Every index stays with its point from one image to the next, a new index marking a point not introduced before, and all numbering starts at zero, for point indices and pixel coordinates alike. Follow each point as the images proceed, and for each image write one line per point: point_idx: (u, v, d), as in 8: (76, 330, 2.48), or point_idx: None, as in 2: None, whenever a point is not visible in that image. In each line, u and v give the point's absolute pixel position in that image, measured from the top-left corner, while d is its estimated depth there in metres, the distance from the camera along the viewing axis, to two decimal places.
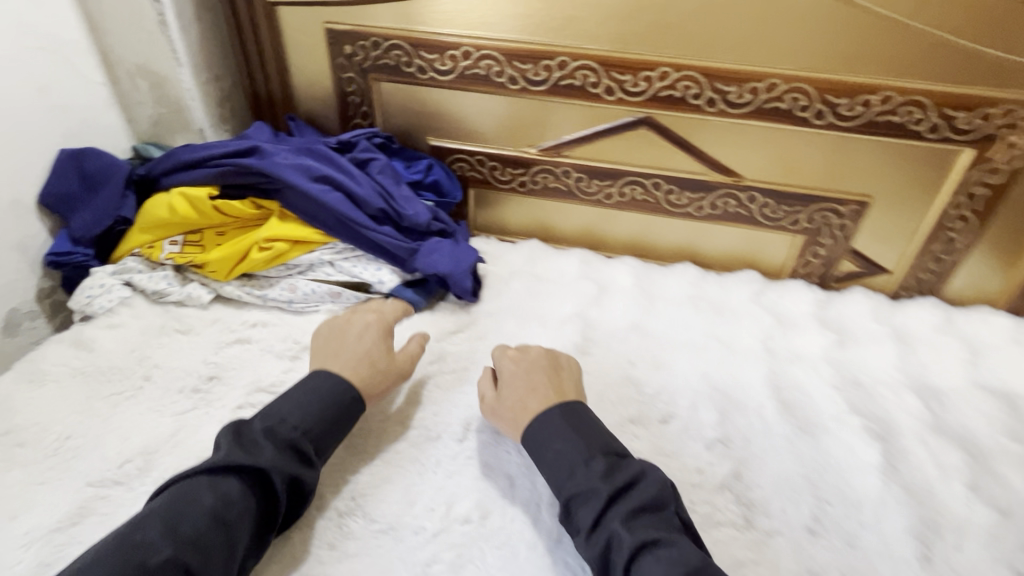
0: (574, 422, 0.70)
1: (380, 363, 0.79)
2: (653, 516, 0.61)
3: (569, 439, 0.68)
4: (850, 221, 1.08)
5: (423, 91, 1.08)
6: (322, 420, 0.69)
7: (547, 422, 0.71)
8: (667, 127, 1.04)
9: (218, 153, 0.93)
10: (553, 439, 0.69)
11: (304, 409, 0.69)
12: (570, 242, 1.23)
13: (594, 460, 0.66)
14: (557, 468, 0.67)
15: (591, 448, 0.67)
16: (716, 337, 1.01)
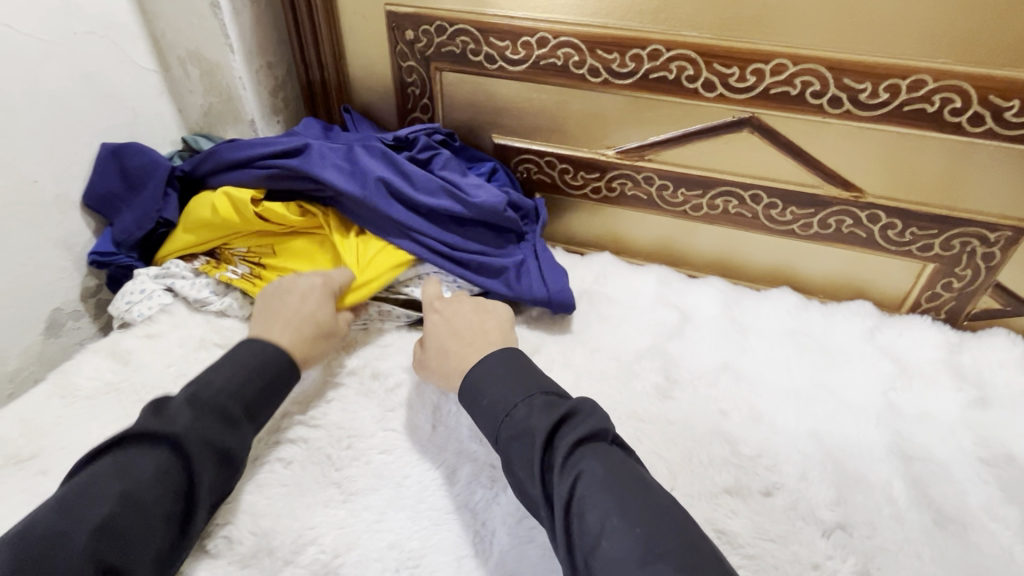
0: (513, 369, 0.63)
1: (319, 328, 0.74)
2: (598, 447, 0.54)
3: (520, 381, 0.61)
4: (999, 250, 0.86)
5: (491, 83, 0.96)
6: (248, 384, 0.64)
7: (485, 370, 0.63)
8: (775, 130, 0.85)
9: (268, 154, 0.85)
10: (496, 380, 0.62)
11: (228, 372, 0.64)
12: (644, 256, 1.07)
13: (536, 407, 0.58)
14: (493, 414, 0.60)
15: (529, 389, 0.60)
16: (825, 384, 0.81)
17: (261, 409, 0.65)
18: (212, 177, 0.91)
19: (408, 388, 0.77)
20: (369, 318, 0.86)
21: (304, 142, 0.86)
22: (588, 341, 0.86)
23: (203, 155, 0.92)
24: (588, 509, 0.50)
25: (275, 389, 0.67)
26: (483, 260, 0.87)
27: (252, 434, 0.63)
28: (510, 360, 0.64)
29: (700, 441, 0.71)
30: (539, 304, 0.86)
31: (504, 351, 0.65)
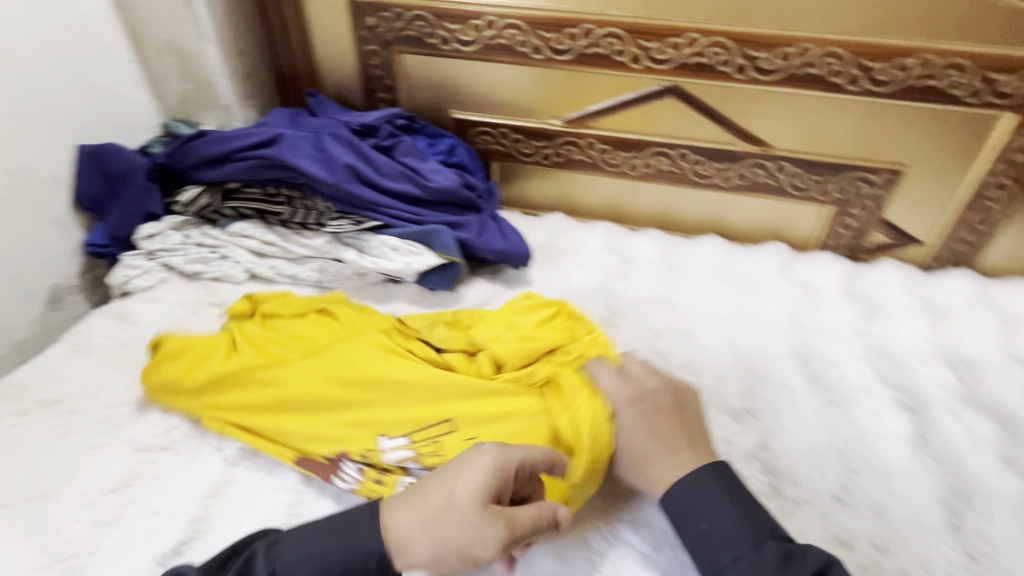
0: (700, 492, 0.54)
1: (472, 518, 0.48)
2: None
3: (725, 507, 0.53)
4: (883, 190, 1.02)
5: (446, 63, 1.07)
6: (311, 575, 0.50)
7: (684, 494, 0.55)
8: (693, 96, 0.99)
9: (246, 146, 0.96)
10: (712, 510, 0.53)
11: (313, 557, 0.50)
12: (593, 216, 1.20)
13: (754, 553, 0.48)
14: (704, 552, 0.51)
15: (758, 535, 0.50)
16: (742, 309, 0.96)
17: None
18: (194, 172, 1.00)
19: None
20: (348, 279, 0.96)
21: (276, 134, 0.96)
22: (543, 286, 0.99)
23: (180, 151, 1.00)
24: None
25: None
26: (449, 222, 0.97)
27: None
28: (723, 483, 0.55)
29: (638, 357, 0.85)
30: (500, 255, 0.97)
31: (700, 469, 0.56)
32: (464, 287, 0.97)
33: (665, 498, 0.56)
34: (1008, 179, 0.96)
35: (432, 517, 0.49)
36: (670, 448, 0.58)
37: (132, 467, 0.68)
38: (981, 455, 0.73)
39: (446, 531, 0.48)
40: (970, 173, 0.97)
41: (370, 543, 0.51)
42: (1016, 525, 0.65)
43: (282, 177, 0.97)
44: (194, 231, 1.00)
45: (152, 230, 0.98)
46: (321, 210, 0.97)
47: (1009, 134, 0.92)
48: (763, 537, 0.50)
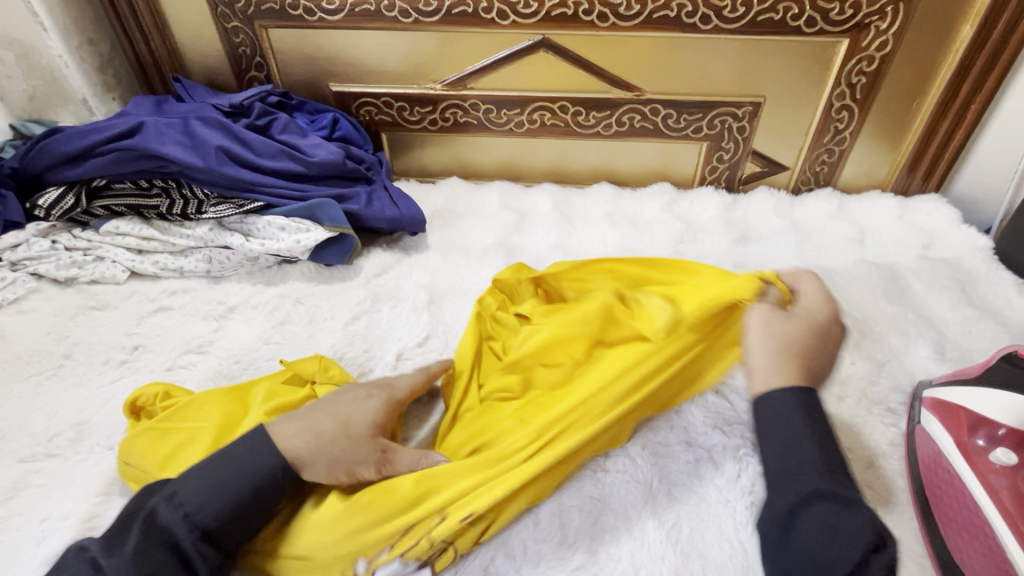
0: (804, 409, 0.55)
1: (358, 431, 0.60)
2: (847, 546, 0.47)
3: (816, 424, 0.54)
4: (748, 122, 1.09)
5: (315, 34, 1.04)
6: (214, 491, 0.54)
7: (784, 404, 0.55)
8: (563, 47, 1.02)
9: (104, 138, 0.90)
10: (797, 427, 0.53)
11: (201, 480, 0.55)
12: (489, 177, 1.22)
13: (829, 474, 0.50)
14: (786, 456, 0.52)
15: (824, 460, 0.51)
16: (631, 247, 1.01)
17: (232, 526, 0.54)
18: (52, 173, 0.93)
19: (286, 309, 0.88)
20: (239, 265, 0.94)
21: (138, 122, 0.92)
22: (441, 248, 1.01)
23: (29, 150, 0.93)
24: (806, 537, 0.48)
25: (256, 498, 0.55)
26: (335, 194, 0.97)
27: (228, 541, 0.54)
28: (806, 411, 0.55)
29: None
30: (392, 223, 0.99)
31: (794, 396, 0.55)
32: (360, 259, 0.97)
33: (765, 398, 0.56)
34: (850, 101, 1.05)
35: (308, 416, 0.60)
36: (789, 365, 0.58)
37: (15, 479, 0.66)
38: (837, 346, 0.82)
39: (330, 429, 0.59)
40: (820, 97, 1.05)
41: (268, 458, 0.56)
42: (861, 400, 0.75)
43: (151, 167, 0.93)
44: (63, 236, 0.94)
45: (15, 240, 0.91)
46: (201, 198, 0.95)
47: (847, 59, 1.00)
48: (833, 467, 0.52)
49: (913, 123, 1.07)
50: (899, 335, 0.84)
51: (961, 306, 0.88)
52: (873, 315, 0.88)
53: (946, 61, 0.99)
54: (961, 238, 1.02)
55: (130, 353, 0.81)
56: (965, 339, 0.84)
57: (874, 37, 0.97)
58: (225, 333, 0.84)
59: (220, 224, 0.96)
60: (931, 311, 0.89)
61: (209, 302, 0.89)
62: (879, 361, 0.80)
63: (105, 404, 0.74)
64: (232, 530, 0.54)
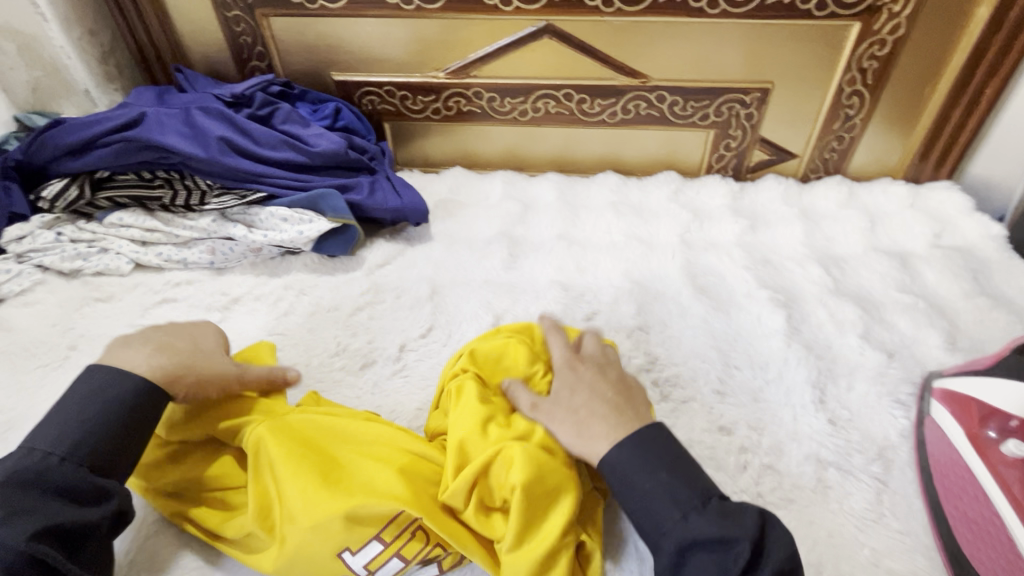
0: (645, 451, 0.52)
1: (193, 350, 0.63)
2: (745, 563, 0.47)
3: (659, 469, 0.51)
4: (755, 109, 1.07)
5: (316, 23, 1.03)
6: (87, 427, 0.53)
7: (616, 462, 0.52)
8: (567, 33, 1.01)
9: (107, 129, 0.90)
10: (640, 475, 0.51)
11: (63, 427, 0.52)
12: (492, 167, 1.21)
13: (687, 516, 0.48)
14: (645, 509, 0.50)
15: (684, 498, 0.49)
16: (636, 237, 1.00)
17: (124, 450, 0.54)
18: (55, 165, 0.93)
19: (289, 300, 0.88)
20: (242, 257, 0.94)
21: (139, 113, 0.91)
22: (444, 238, 1.00)
23: (32, 142, 0.92)
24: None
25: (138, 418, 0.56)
26: (338, 184, 0.96)
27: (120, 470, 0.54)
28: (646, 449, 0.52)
29: (538, 294, 0.88)
30: (395, 213, 0.98)
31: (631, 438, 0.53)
32: (364, 250, 0.97)
33: (602, 464, 0.53)
34: (861, 86, 1.02)
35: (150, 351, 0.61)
36: (603, 423, 0.55)
37: None
38: (845, 336, 0.81)
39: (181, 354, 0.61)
40: (830, 83, 1.03)
41: (127, 385, 0.56)
42: (869, 391, 0.74)
43: (153, 159, 0.93)
44: (67, 228, 0.94)
45: (20, 232, 0.91)
46: (204, 189, 0.95)
47: (858, 43, 0.97)
48: (707, 495, 0.50)
49: (926, 109, 1.04)
50: (909, 325, 0.82)
51: (973, 295, 0.87)
52: (882, 305, 0.86)
53: (960, 44, 0.96)
54: (973, 226, 1.00)
55: None
56: (976, 329, 0.82)
57: (886, 20, 0.95)
58: (229, 324, 0.84)
59: (223, 216, 0.95)
60: (942, 300, 0.87)
61: (214, 295, 0.89)
62: (889, 351, 0.79)
63: None
64: (117, 459, 0.53)
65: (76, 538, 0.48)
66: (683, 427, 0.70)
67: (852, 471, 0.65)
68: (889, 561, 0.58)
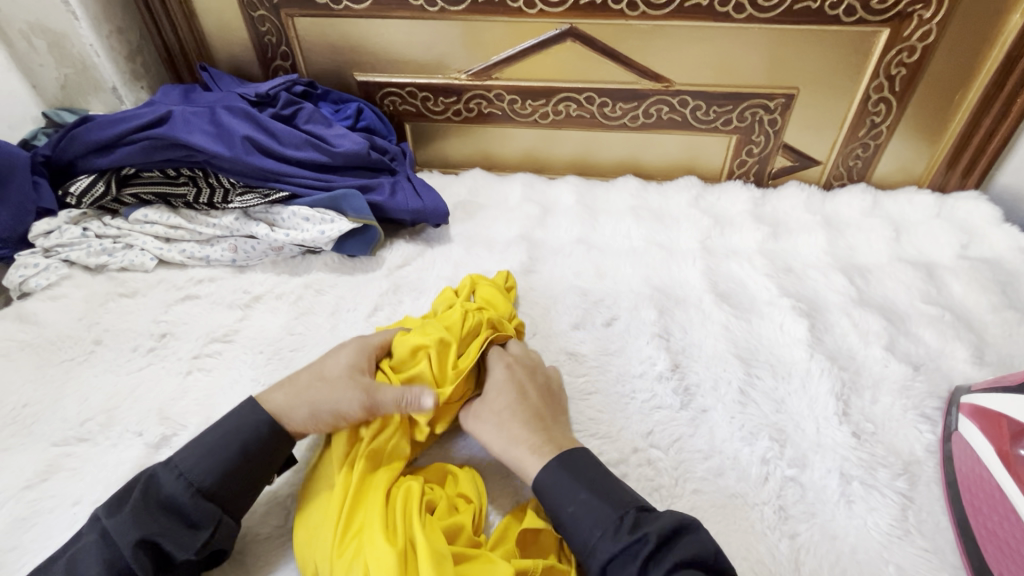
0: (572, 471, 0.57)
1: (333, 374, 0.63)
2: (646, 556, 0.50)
3: (580, 489, 0.55)
4: (780, 115, 1.06)
5: (340, 23, 1.04)
6: (211, 453, 0.56)
7: (548, 484, 0.56)
8: (591, 36, 1.00)
9: (134, 127, 0.92)
10: (568, 494, 0.55)
11: (193, 446, 0.56)
12: (512, 169, 1.21)
13: (620, 527, 0.51)
14: (576, 529, 0.54)
15: (610, 515, 0.53)
16: (656, 242, 1.00)
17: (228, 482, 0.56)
18: (83, 162, 0.95)
19: (309, 299, 0.89)
20: (263, 254, 0.95)
21: (166, 111, 0.93)
22: (463, 240, 1.00)
23: (62, 139, 0.94)
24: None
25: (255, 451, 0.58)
26: (359, 184, 0.97)
27: (222, 498, 0.55)
28: (568, 473, 0.56)
29: (557, 299, 0.88)
30: (415, 214, 0.98)
31: (564, 458, 0.58)
32: (384, 250, 0.97)
33: (533, 480, 0.58)
34: (888, 93, 1.01)
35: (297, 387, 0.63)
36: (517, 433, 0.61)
37: (48, 461, 0.67)
38: (869, 347, 0.80)
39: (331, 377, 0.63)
40: (855, 90, 1.01)
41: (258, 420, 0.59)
42: (895, 403, 0.73)
43: (179, 157, 0.94)
44: (94, 223, 0.95)
45: (48, 227, 0.92)
46: (227, 187, 0.96)
47: (887, 49, 0.96)
48: (625, 509, 0.53)
49: (954, 117, 1.03)
50: (935, 337, 0.81)
51: (1001, 309, 0.85)
52: (908, 316, 0.85)
53: (992, 52, 0.94)
54: (1002, 237, 0.98)
55: (158, 341, 0.82)
56: (1005, 343, 0.81)
57: (916, 27, 0.93)
58: (251, 322, 0.85)
59: (246, 214, 0.96)
60: (969, 313, 0.86)
61: (235, 292, 0.90)
62: (914, 364, 0.77)
63: (134, 390, 0.75)
64: (229, 484, 0.56)
65: (169, 559, 0.51)
66: (703, 436, 0.69)
67: (876, 485, 0.64)
68: None
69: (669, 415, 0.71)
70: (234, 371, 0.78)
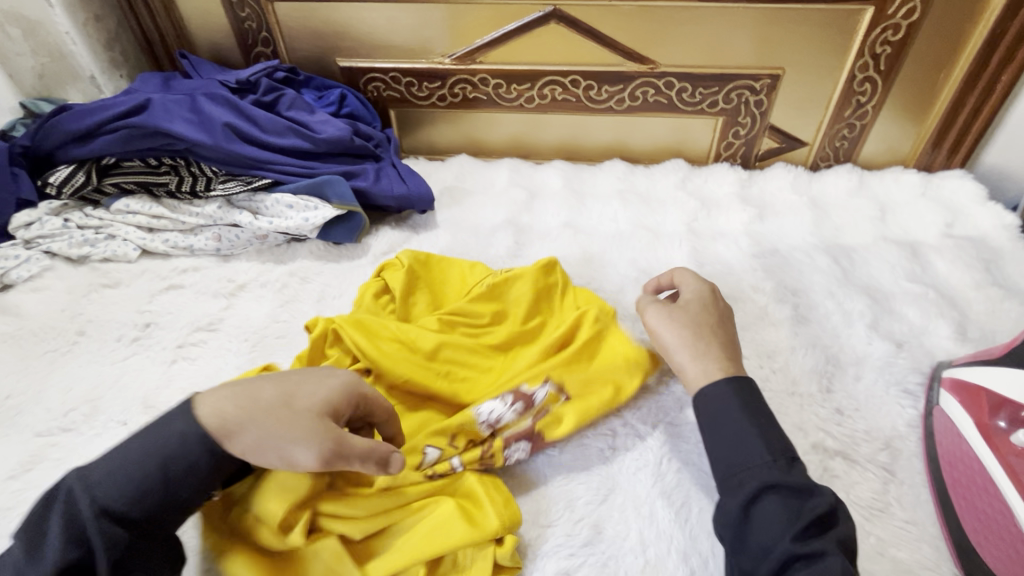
0: (747, 400, 0.57)
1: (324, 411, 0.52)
2: (784, 499, 0.49)
3: (755, 416, 0.55)
4: (766, 96, 1.06)
5: (321, 8, 1.02)
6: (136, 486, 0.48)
7: (717, 397, 0.57)
8: (575, 18, 0.99)
9: (113, 116, 0.91)
10: (736, 416, 0.56)
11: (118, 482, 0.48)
12: (499, 155, 1.20)
13: (780, 463, 0.52)
14: (731, 451, 0.54)
15: (778, 451, 0.53)
16: (643, 226, 0.99)
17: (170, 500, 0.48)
18: (61, 152, 0.93)
19: (294, 287, 0.88)
20: (247, 243, 0.94)
21: (145, 99, 0.91)
22: (450, 226, 0.99)
23: (40, 129, 0.93)
24: (762, 529, 0.49)
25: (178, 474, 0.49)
26: (343, 171, 0.96)
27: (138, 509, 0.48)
28: (744, 398, 0.57)
29: None
30: (399, 199, 0.97)
31: (736, 376, 0.59)
32: (369, 237, 0.97)
33: (700, 396, 0.59)
34: (873, 73, 1.01)
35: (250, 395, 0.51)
36: (711, 339, 0.64)
37: (33, 452, 0.67)
38: (853, 325, 0.80)
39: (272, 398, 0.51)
40: (841, 69, 1.01)
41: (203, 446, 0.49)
42: (877, 380, 0.73)
43: (159, 146, 0.93)
44: (75, 214, 0.94)
45: (28, 218, 0.92)
46: (209, 175, 0.95)
47: (872, 27, 0.96)
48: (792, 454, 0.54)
49: (939, 96, 1.02)
50: (919, 314, 0.81)
51: (985, 286, 0.86)
52: (892, 295, 0.85)
53: (976, 28, 0.94)
54: (987, 215, 0.98)
55: (143, 330, 0.82)
56: (988, 319, 0.81)
57: (900, 5, 0.93)
58: (235, 311, 0.84)
59: (228, 203, 0.95)
60: (952, 290, 0.86)
61: (220, 281, 0.89)
62: (897, 341, 0.78)
63: (119, 380, 0.75)
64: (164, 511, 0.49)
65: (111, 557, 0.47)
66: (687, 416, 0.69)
67: (858, 460, 0.65)
68: (895, 550, 0.58)
69: (655, 395, 0.71)
70: (219, 360, 0.78)
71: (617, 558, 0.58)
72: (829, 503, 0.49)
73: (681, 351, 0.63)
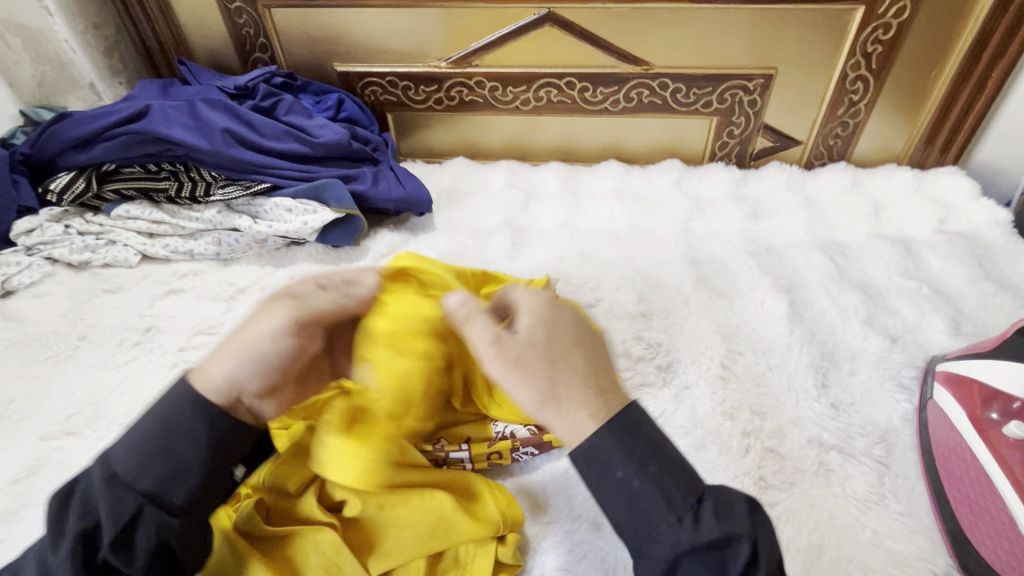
0: (625, 440, 0.43)
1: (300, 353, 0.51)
2: (697, 571, 0.40)
3: (643, 462, 0.43)
4: (759, 96, 1.07)
5: (318, 13, 1.03)
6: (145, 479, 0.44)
7: (596, 452, 0.43)
8: (569, 21, 1.00)
9: (113, 122, 0.92)
10: (620, 471, 0.43)
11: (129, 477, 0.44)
12: (495, 157, 1.21)
13: (684, 519, 0.41)
14: (631, 514, 0.42)
15: (677, 501, 0.42)
16: (639, 226, 1.00)
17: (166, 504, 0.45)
18: (62, 159, 0.94)
19: None
20: (247, 248, 0.95)
21: (144, 105, 0.92)
22: (448, 228, 1.00)
23: (41, 136, 0.94)
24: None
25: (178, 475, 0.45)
26: (342, 174, 0.97)
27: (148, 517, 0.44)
28: (628, 442, 0.43)
29: None
30: (398, 202, 0.98)
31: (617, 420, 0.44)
32: (368, 240, 0.98)
33: (576, 453, 0.44)
34: (865, 71, 1.02)
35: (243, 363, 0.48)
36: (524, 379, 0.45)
37: (36, 456, 0.67)
38: (848, 321, 0.81)
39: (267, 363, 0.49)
40: (832, 68, 1.02)
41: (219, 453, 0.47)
42: (872, 375, 0.74)
43: (159, 151, 0.94)
44: (75, 221, 0.95)
45: (29, 225, 0.92)
46: (208, 180, 0.96)
47: (863, 27, 0.97)
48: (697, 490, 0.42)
49: (931, 93, 1.04)
50: (913, 310, 0.82)
51: (978, 281, 0.87)
52: (886, 291, 0.86)
53: (965, 26, 0.95)
54: (980, 211, 0.99)
55: (144, 335, 0.83)
56: (981, 314, 0.82)
57: (890, 4, 0.94)
58: (236, 315, 0.85)
59: (228, 207, 0.96)
60: (947, 286, 0.87)
61: (219, 285, 0.90)
62: (892, 337, 0.79)
63: (121, 384, 0.76)
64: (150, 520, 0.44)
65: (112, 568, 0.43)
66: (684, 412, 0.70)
67: (854, 454, 0.66)
68: (891, 542, 0.59)
69: (653, 392, 0.72)
70: None
71: (616, 553, 0.58)
72: (750, 547, 0.40)
73: (531, 402, 0.46)
